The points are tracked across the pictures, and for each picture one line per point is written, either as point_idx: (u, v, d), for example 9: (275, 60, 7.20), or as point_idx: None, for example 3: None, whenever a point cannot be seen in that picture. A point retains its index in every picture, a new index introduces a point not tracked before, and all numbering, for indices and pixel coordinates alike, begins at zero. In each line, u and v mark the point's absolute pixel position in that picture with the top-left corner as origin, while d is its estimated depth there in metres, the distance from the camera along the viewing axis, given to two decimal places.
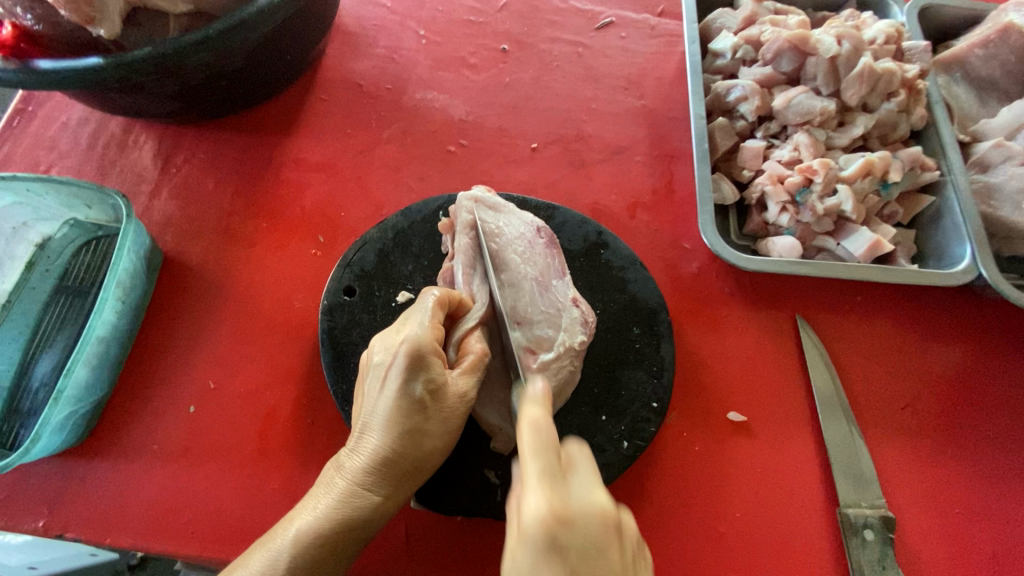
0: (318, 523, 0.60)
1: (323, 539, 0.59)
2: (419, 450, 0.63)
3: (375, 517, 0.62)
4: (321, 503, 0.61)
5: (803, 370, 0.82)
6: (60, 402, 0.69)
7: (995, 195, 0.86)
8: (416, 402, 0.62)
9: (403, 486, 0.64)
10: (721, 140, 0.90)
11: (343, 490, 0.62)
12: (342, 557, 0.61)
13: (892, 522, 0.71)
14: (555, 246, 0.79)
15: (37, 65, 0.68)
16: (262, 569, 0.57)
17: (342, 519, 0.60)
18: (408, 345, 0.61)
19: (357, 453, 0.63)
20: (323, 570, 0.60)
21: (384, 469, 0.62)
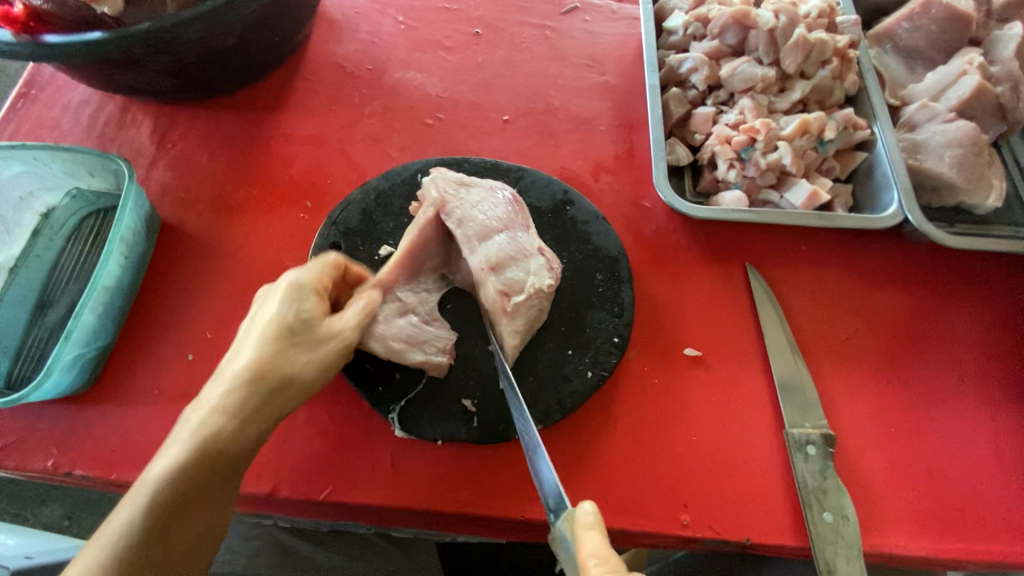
0: (175, 457, 0.60)
1: (185, 468, 0.60)
2: (284, 375, 0.66)
3: (237, 444, 0.63)
4: (182, 437, 0.61)
5: (753, 311, 0.90)
6: (70, 342, 0.75)
7: (920, 150, 0.95)
8: (291, 330, 0.67)
9: (265, 412, 0.65)
10: (675, 107, 0.98)
11: (203, 420, 0.62)
12: (208, 485, 0.61)
13: (832, 438, 0.78)
14: (519, 204, 0.86)
15: (45, 39, 0.75)
16: (135, 507, 0.58)
17: (196, 447, 0.60)
18: (286, 281, 0.69)
19: (220, 386, 0.64)
20: (197, 497, 0.61)
21: (245, 393, 0.64)
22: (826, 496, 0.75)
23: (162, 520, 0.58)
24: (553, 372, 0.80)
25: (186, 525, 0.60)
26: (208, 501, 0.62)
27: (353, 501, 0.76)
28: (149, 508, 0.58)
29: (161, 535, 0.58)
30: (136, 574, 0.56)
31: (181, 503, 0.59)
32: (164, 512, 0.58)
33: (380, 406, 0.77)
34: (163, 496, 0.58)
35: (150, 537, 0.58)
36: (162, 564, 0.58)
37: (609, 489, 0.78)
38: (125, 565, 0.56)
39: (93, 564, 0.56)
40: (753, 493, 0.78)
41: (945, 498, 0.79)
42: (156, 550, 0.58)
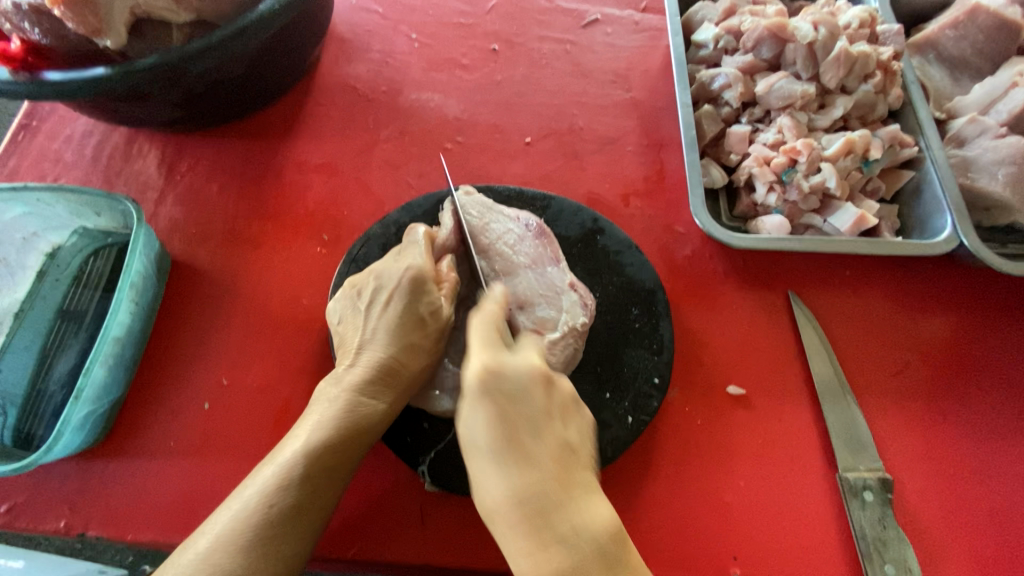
0: (323, 428, 0.62)
1: (337, 444, 0.62)
2: (412, 364, 0.70)
3: (384, 422, 0.68)
4: (324, 409, 0.64)
5: (797, 344, 0.85)
6: (81, 400, 0.70)
7: (971, 168, 0.89)
8: (415, 320, 0.71)
9: (402, 393, 0.69)
10: (708, 127, 0.93)
11: (346, 399, 0.65)
12: (355, 459, 0.65)
13: (891, 483, 0.74)
14: (546, 236, 0.82)
15: (44, 76, 0.70)
16: (278, 479, 0.59)
17: (344, 426, 0.63)
18: (413, 271, 0.72)
19: (358, 366, 0.68)
20: (330, 475, 0.62)
21: (382, 378, 0.67)
22: (887, 546, 0.70)
23: (301, 499, 0.59)
24: (592, 418, 0.75)
25: (315, 506, 0.61)
26: (330, 480, 0.62)
27: (382, 560, 0.71)
28: (292, 482, 0.59)
29: (298, 511, 0.59)
30: (275, 545, 0.57)
31: (326, 477, 0.62)
32: (306, 488, 0.60)
33: (409, 458, 0.73)
34: (305, 476, 0.60)
35: (295, 512, 0.59)
36: (295, 538, 0.59)
37: (653, 541, 0.73)
38: (265, 539, 0.57)
39: (232, 534, 0.56)
40: (806, 544, 0.73)
41: (1012, 545, 0.74)
42: (289, 528, 0.58)
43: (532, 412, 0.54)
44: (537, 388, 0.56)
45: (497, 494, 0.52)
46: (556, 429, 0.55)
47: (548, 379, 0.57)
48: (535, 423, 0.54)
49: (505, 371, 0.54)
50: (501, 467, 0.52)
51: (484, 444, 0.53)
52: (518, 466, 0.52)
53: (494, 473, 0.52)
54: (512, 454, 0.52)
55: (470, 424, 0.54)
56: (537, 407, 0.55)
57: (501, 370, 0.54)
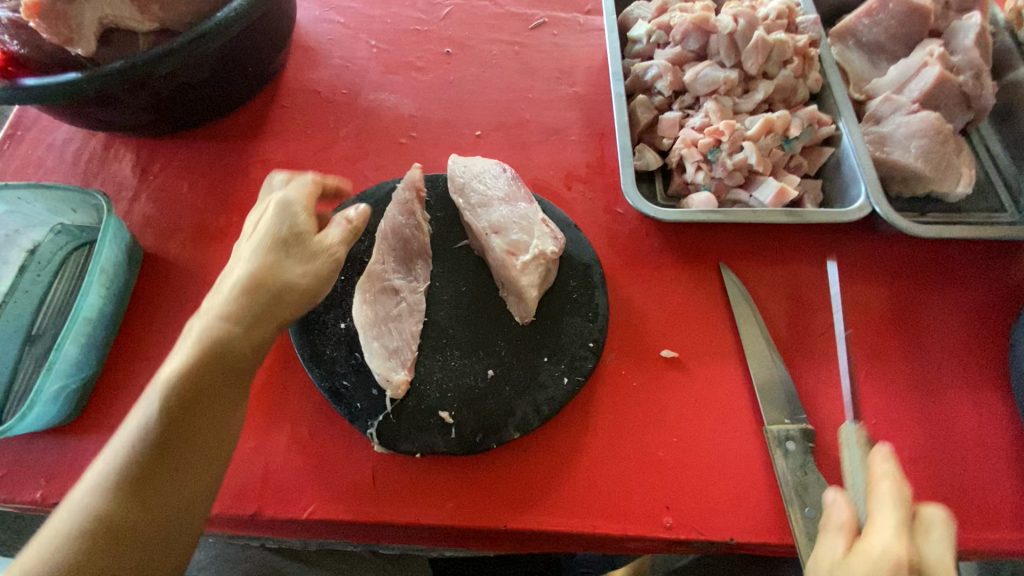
0: (182, 361, 0.62)
1: (195, 375, 0.62)
2: (288, 288, 0.69)
3: (248, 348, 0.66)
4: (187, 343, 0.64)
5: (728, 310, 0.91)
6: (52, 373, 0.76)
7: (887, 142, 0.96)
8: (285, 242, 0.71)
9: (268, 318, 0.68)
10: (642, 114, 1.00)
11: (206, 330, 0.64)
12: (226, 390, 0.64)
13: (811, 433, 0.79)
14: (519, 181, 0.93)
15: (22, 82, 0.78)
16: (144, 420, 0.60)
17: (206, 352, 0.63)
18: (278, 198, 0.74)
19: (219, 300, 0.67)
20: (198, 408, 0.62)
21: (242, 300, 0.66)
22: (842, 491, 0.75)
23: (165, 437, 0.60)
24: (529, 380, 0.81)
25: (190, 437, 0.61)
26: (203, 430, 0.62)
27: (336, 518, 0.76)
28: (160, 420, 0.60)
29: (165, 446, 0.59)
30: (150, 483, 0.58)
31: (191, 413, 0.61)
32: (171, 425, 0.60)
33: (359, 422, 0.78)
34: (163, 426, 0.60)
35: (164, 443, 0.60)
36: (173, 476, 0.60)
37: (591, 493, 0.78)
38: (138, 475, 0.58)
39: (107, 476, 0.57)
40: (734, 491, 0.78)
41: (929, 487, 0.78)
42: (161, 462, 0.59)
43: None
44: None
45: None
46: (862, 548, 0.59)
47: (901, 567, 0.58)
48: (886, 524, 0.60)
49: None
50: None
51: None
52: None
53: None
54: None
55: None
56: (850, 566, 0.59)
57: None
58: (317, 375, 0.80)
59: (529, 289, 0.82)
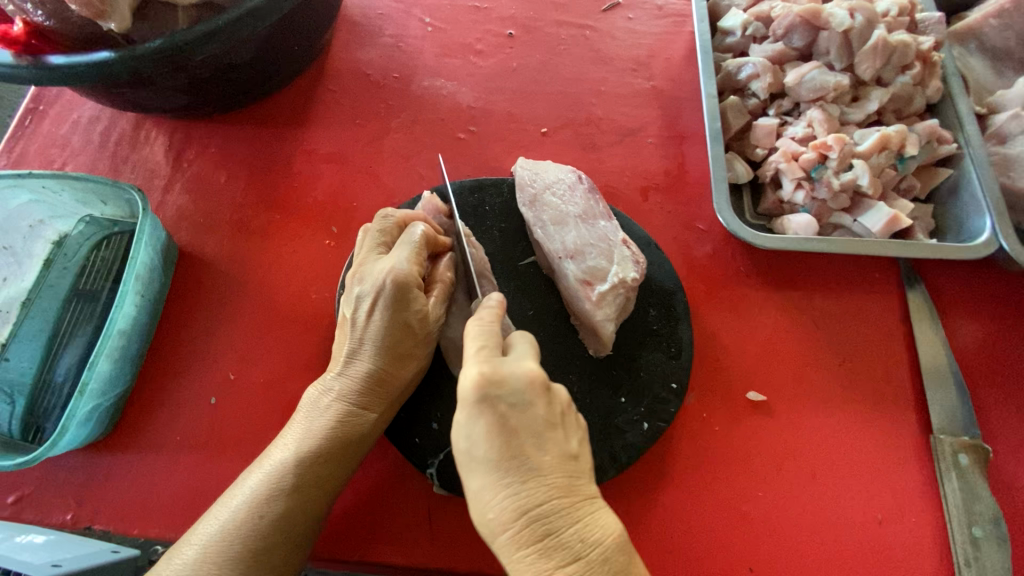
0: (311, 441, 0.64)
1: (321, 461, 0.64)
2: (401, 364, 0.69)
3: (374, 432, 0.68)
4: (311, 421, 0.66)
5: (821, 349, 0.82)
6: (85, 395, 0.69)
7: (1013, 166, 0.84)
8: (404, 322, 0.68)
9: (387, 405, 0.69)
10: (733, 119, 0.88)
11: (332, 410, 0.67)
12: (342, 477, 0.66)
13: (1003, 522, 0.69)
14: (596, 192, 0.82)
15: (49, 60, 0.68)
16: (258, 493, 0.61)
17: (339, 432, 0.65)
18: (399, 276, 0.66)
19: (344, 377, 0.68)
20: (323, 479, 0.64)
21: (367, 386, 0.68)
22: (973, 549, 0.69)
23: (278, 523, 0.61)
24: (604, 422, 0.73)
25: (316, 501, 0.64)
26: (321, 494, 0.64)
27: (388, 563, 0.70)
28: (273, 500, 0.61)
29: (285, 527, 0.61)
30: (260, 564, 0.59)
31: (307, 501, 0.63)
32: (287, 511, 0.61)
33: (418, 460, 0.71)
34: (280, 491, 0.62)
35: (277, 528, 0.61)
36: (303, 537, 0.63)
37: (669, 549, 0.71)
38: (243, 555, 0.59)
39: (246, 528, 0.60)
40: (826, 556, 0.71)
41: None
42: (272, 545, 0.60)
43: (534, 422, 0.54)
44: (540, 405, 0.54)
45: (475, 429, 0.53)
46: (560, 438, 0.55)
47: (549, 388, 0.56)
48: (539, 440, 0.54)
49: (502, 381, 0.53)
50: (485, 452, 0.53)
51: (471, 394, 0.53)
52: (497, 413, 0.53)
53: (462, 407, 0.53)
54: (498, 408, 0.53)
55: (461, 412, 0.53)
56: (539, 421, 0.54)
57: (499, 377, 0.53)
58: None
59: (607, 322, 0.73)
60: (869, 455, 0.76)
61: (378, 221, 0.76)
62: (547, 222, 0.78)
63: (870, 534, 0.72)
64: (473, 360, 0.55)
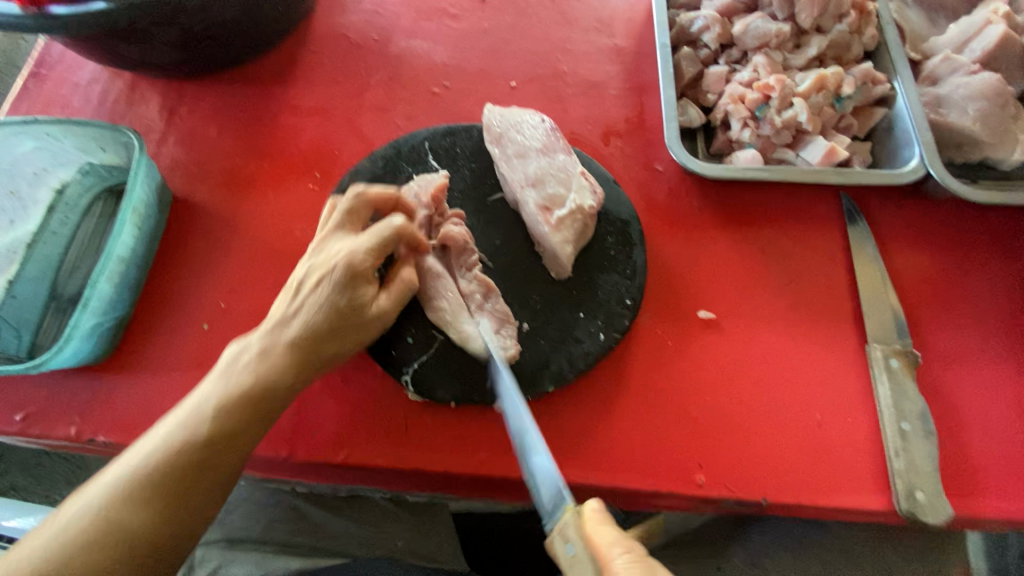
0: (222, 400, 0.64)
1: (224, 422, 0.63)
2: (326, 342, 0.69)
3: (284, 401, 0.68)
4: (229, 378, 0.65)
5: (767, 273, 0.88)
6: (88, 310, 0.76)
7: (943, 104, 0.92)
8: (339, 307, 0.68)
9: (311, 376, 0.69)
10: (686, 68, 0.96)
11: (251, 370, 0.66)
12: (259, 437, 0.66)
13: (929, 416, 0.76)
14: (558, 131, 0.89)
15: (52, 10, 0.75)
16: (171, 440, 0.62)
17: (249, 395, 0.65)
18: (350, 260, 0.68)
19: (271, 341, 0.68)
20: (229, 445, 0.63)
21: (297, 358, 0.68)
22: (902, 441, 0.76)
23: (185, 474, 0.61)
24: (564, 335, 0.79)
25: (219, 461, 0.63)
26: (225, 456, 0.63)
27: (365, 464, 0.76)
28: (184, 449, 0.61)
29: (182, 484, 0.60)
30: (156, 511, 0.59)
31: (219, 456, 0.63)
32: (201, 459, 0.62)
33: (393, 369, 0.78)
34: (186, 442, 0.61)
35: (175, 482, 0.60)
36: (204, 495, 0.62)
37: (625, 449, 0.78)
38: (146, 501, 0.59)
39: (141, 474, 0.60)
40: (769, 454, 0.78)
41: (969, 457, 0.77)
42: (175, 494, 0.60)
43: None
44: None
45: None
46: None
47: None
48: None
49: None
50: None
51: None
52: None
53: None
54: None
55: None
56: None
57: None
58: None
59: (565, 243, 0.80)
60: (811, 364, 0.83)
61: (349, 196, 0.75)
62: (512, 158, 0.85)
63: (809, 432, 0.79)
64: None
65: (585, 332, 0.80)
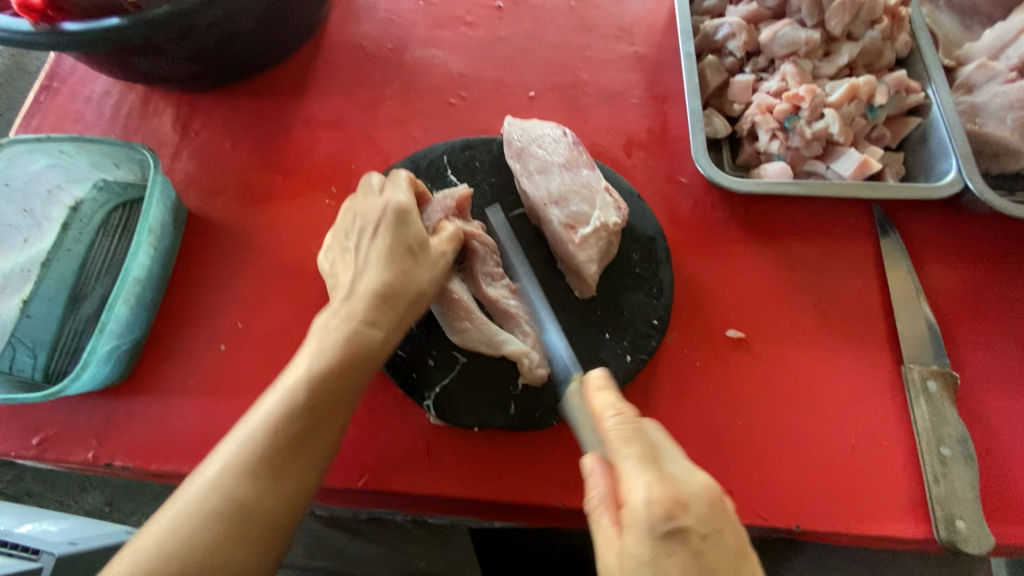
0: (323, 358, 0.61)
1: (334, 376, 0.61)
2: (411, 285, 0.68)
3: (384, 350, 0.66)
4: (324, 338, 0.63)
5: (796, 289, 0.86)
6: (105, 334, 0.74)
7: (980, 113, 0.88)
8: (405, 247, 0.69)
9: (400, 323, 0.68)
10: (711, 77, 0.93)
11: (345, 327, 0.63)
12: (358, 393, 0.64)
13: (970, 440, 0.73)
14: (581, 145, 0.87)
15: (63, 27, 0.73)
16: (273, 416, 0.58)
17: (351, 348, 0.62)
18: (395, 205, 0.69)
19: (351, 298, 0.66)
20: (334, 404, 0.61)
21: (382, 307, 0.66)
22: (941, 466, 0.73)
23: (295, 443, 0.58)
24: (589, 357, 0.77)
25: (329, 423, 0.61)
26: (331, 418, 0.61)
27: (386, 490, 0.75)
28: (291, 424, 0.58)
29: (302, 443, 0.58)
30: (282, 478, 0.57)
31: (323, 419, 0.60)
32: (305, 431, 0.59)
33: (414, 393, 0.76)
34: (296, 404, 0.59)
35: (294, 445, 0.58)
36: (319, 454, 0.60)
37: None
38: (266, 474, 0.56)
39: (257, 447, 0.56)
40: (802, 479, 0.75)
41: (1011, 483, 0.74)
42: (295, 458, 0.58)
43: (724, 554, 0.50)
44: (728, 531, 0.51)
45: (658, 559, 0.49)
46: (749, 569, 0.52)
47: (724, 505, 0.52)
48: (710, 530, 0.50)
49: (687, 504, 0.50)
50: (651, 475, 0.51)
51: (660, 524, 0.49)
52: (687, 552, 0.49)
53: (647, 541, 0.49)
54: (690, 543, 0.49)
55: (639, 501, 0.50)
56: (727, 549, 0.51)
57: (681, 499, 0.50)
58: None
59: (590, 262, 0.77)
60: (844, 385, 0.80)
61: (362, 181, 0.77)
62: (533, 173, 0.83)
63: (843, 456, 0.76)
64: (645, 475, 0.51)
65: (610, 354, 0.78)
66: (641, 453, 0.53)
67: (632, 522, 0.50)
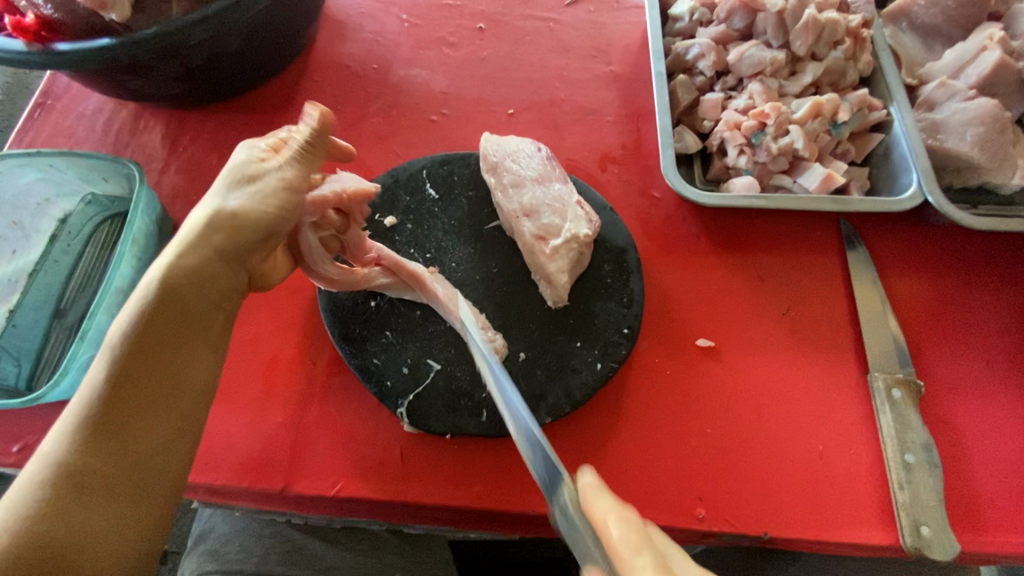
0: (127, 330, 0.57)
1: (143, 345, 0.57)
2: (234, 221, 0.63)
3: (200, 278, 0.61)
4: (125, 316, 0.58)
5: (766, 299, 0.88)
6: (85, 342, 0.76)
7: (941, 130, 0.91)
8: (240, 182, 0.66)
9: (227, 249, 0.63)
10: (682, 95, 0.96)
11: (145, 294, 0.59)
12: (186, 345, 0.60)
13: (933, 447, 0.75)
14: (554, 159, 0.90)
15: (56, 47, 0.76)
16: (73, 420, 0.53)
17: (155, 308, 0.58)
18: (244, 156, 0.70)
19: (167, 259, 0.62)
20: (152, 368, 0.57)
21: (199, 254, 0.61)
22: (906, 474, 0.75)
23: (113, 427, 0.54)
24: (561, 365, 0.79)
25: (155, 389, 0.57)
26: (163, 383, 0.57)
27: (361, 497, 0.76)
28: (100, 395, 0.54)
29: (122, 414, 0.55)
30: (100, 465, 0.52)
31: (140, 385, 0.56)
32: (119, 407, 0.55)
33: (388, 401, 0.77)
34: (105, 385, 0.55)
35: (113, 424, 0.54)
36: (153, 422, 0.56)
37: (623, 480, 0.77)
38: (82, 468, 0.51)
39: (66, 444, 0.52)
40: (770, 486, 0.76)
41: (976, 490, 0.75)
42: (115, 441, 0.54)
43: None
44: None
45: None
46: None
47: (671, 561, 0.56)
48: None
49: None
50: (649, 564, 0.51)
51: None
52: None
53: None
54: None
55: None
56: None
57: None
58: (347, 351, 0.79)
59: (561, 273, 0.80)
60: (811, 393, 0.82)
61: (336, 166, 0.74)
62: (507, 187, 0.86)
63: (811, 463, 0.77)
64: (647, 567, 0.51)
65: (582, 363, 0.79)
66: (654, 561, 0.52)
67: (613, 570, 0.51)
